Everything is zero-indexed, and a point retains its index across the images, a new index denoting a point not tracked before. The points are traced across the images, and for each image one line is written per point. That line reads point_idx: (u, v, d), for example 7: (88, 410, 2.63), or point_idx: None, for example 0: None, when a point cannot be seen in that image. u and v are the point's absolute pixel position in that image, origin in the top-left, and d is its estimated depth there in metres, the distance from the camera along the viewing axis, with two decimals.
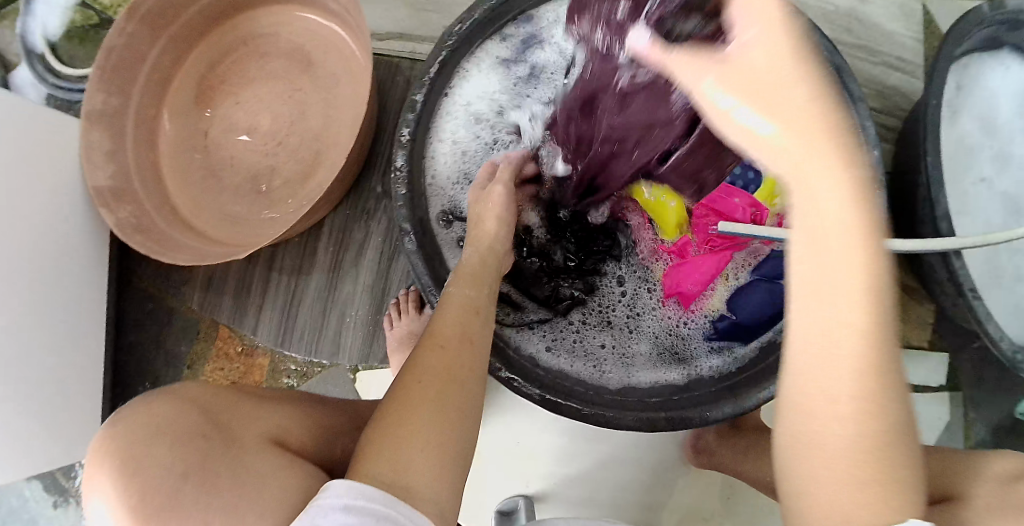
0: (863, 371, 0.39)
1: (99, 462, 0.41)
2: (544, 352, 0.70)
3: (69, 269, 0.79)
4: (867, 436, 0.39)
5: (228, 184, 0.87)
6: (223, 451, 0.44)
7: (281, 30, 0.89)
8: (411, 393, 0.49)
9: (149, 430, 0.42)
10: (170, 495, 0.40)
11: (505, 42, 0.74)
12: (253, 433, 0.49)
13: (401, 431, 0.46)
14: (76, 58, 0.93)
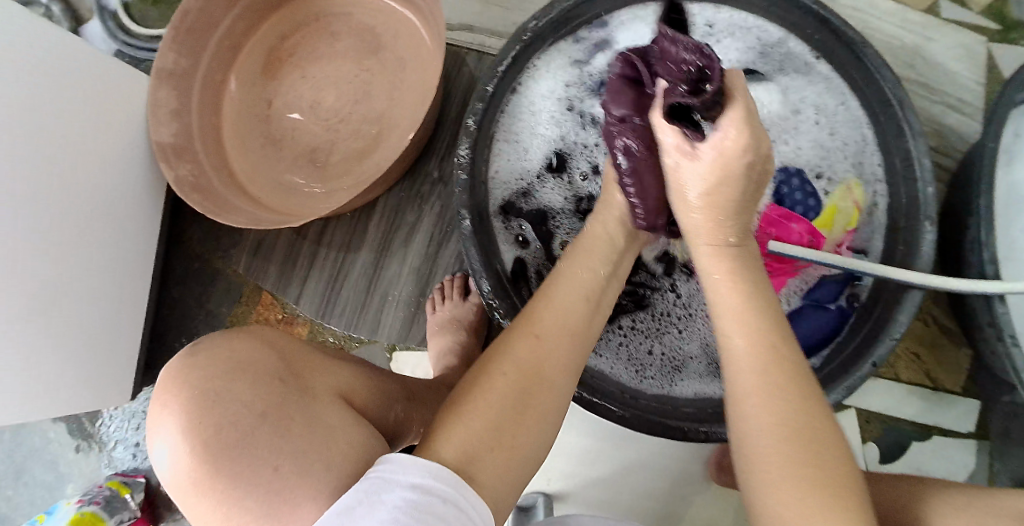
0: (753, 368, 0.48)
1: (177, 392, 0.44)
2: (586, 352, 0.70)
3: (123, 220, 0.81)
4: (781, 427, 0.46)
5: (287, 154, 0.88)
6: (299, 397, 0.46)
7: (353, 10, 0.90)
8: (496, 374, 0.50)
9: (229, 366, 0.46)
10: (245, 431, 0.43)
11: (578, 45, 0.77)
12: (325, 384, 0.51)
13: (484, 407, 0.48)
14: (148, 18, 0.95)
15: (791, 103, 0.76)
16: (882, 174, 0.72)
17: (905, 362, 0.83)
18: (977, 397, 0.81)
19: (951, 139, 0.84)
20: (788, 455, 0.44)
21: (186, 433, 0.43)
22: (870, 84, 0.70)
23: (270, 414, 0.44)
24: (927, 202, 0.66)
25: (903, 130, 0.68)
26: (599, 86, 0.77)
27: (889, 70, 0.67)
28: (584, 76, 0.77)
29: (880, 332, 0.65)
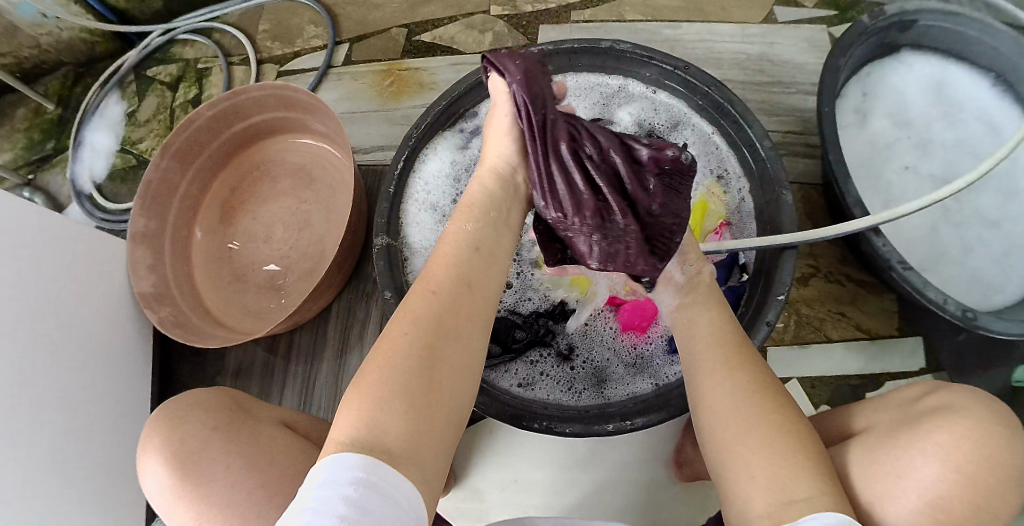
0: (765, 397, 0.53)
1: (150, 438, 0.66)
2: (520, 387, 0.74)
3: (114, 368, 0.91)
4: (787, 436, 0.51)
5: (251, 285, 1.01)
6: (242, 421, 0.68)
7: (286, 154, 1.06)
8: (396, 342, 0.53)
9: (190, 406, 0.68)
10: (204, 443, 0.64)
11: (460, 134, 0.86)
12: (271, 416, 0.72)
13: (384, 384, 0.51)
14: (119, 194, 1.10)
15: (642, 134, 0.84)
16: (740, 171, 0.78)
17: (832, 323, 0.87)
18: (914, 334, 0.86)
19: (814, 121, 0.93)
20: (756, 418, 0.52)
21: (163, 458, 0.64)
22: (701, 98, 0.79)
23: (218, 430, 0.66)
24: (777, 174, 0.74)
25: (740, 123, 0.76)
26: None
27: (711, 81, 0.77)
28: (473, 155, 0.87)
29: (768, 294, 0.72)
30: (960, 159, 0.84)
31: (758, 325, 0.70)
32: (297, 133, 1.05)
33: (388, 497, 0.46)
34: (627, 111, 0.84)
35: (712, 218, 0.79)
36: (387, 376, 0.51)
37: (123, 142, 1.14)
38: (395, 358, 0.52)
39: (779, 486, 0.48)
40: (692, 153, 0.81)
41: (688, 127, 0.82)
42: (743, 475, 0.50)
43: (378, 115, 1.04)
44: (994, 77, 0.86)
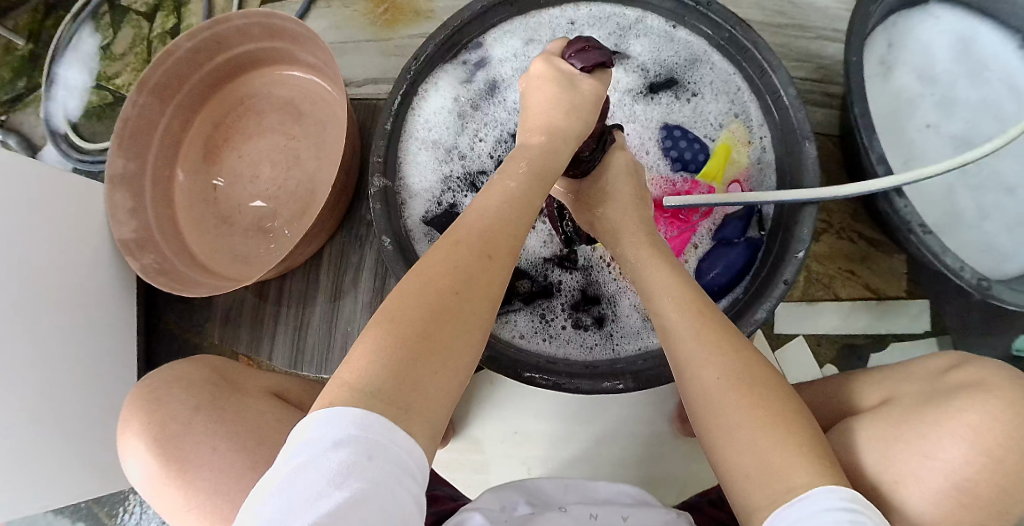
0: (741, 385, 0.48)
1: (128, 423, 0.63)
2: (526, 339, 0.71)
3: (97, 318, 0.87)
4: (780, 433, 0.46)
5: (238, 228, 0.96)
6: (229, 395, 0.65)
7: (273, 88, 0.99)
8: (429, 282, 0.46)
9: (167, 384, 0.64)
10: (185, 421, 0.61)
11: (462, 67, 0.80)
12: (261, 387, 0.69)
13: (401, 321, 0.44)
14: (97, 133, 1.04)
15: (659, 71, 0.79)
16: (762, 119, 0.75)
17: (841, 281, 0.85)
18: (921, 296, 0.84)
19: (833, 68, 0.88)
20: (739, 404, 0.47)
21: (146, 445, 0.61)
22: (724, 37, 0.74)
23: (200, 409, 0.62)
24: (800, 125, 0.69)
25: (764, 67, 0.71)
26: (493, 95, 0.82)
27: (736, 18, 0.71)
28: (478, 89, 0.81)
29: (787, 250, 0.69)
30: (982, 121, 0.80)
31: (776, 283, 0.68)
32: (283, 65, 0.98)
33: (394, 461, 0.40)
34: (643, 47, 0.79)
35: (733, 166, 0.76)
36: (406, 316, 0.45)
37: (98, 77, 1.06)
38: (410, 311, 0.45)
39: (774, 478, 0.44)
40: (714, 96, 0.78)
41: (709, 67, 0.77)
42: (735, 472, 0.46)
43: (369, 47, 0.98)
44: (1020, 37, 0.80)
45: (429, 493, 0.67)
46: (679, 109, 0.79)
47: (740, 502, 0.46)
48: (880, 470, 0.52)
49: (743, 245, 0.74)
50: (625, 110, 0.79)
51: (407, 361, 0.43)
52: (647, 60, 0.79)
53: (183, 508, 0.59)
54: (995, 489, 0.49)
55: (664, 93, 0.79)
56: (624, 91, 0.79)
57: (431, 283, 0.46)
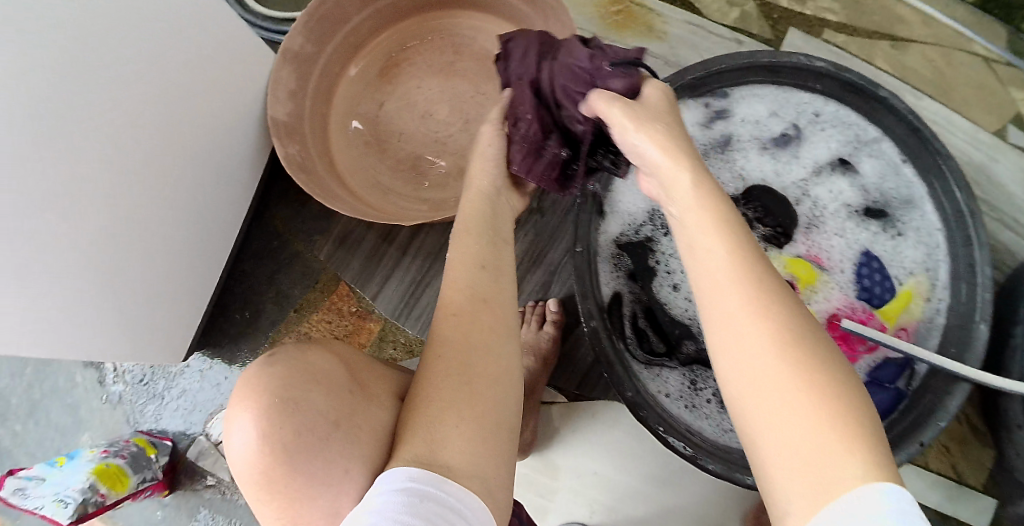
0: (788, 372, 0.43)
1: (244, 407, 0.52)
2: (670, 399, 0.71)
3: (219, 186, 0.81)
4: (843, 447, 0.40)
5: (387, 157, 0.90)
6: (364, 407, 0.55)
7: (478, 37, 0.90)
8: (440, 353, 0.54)
9: (302, 378, 0.53)
10: (318, 432, 0.52)
11: (703, 108, 0.80)
12: (387, 388, 0.60)
13: (439, 388, 0.53)
14: (267, 0, 0.95)
15: (874, 193, 0.80)
16: (948, 282, 0.78)
17: (934, 452, 0.88)
18: (993, 497, 0.87)
19: (1008, 255, 0.89)
20: (774, 398, 0.43)
21: (263, 437, 0.51)
22: (943, 192, 0.76)
23: (338, 424, 0.53)
24: (982, 304, 0.73)
25: (970, 240, 0.74)
26: (725, 148, 0.80)
27: (961, 184, 0.74)
28: (712, 138, 0.80)
29: (933, 415, 0.73)
30: None
31: (912, 442, 0.73)
32: (498, 20, 0.89)
33: (443, 498, 0.47)
34: (867, 166, 0.81)
35: (907, 314, 0.79)
36: (438, 381, 0.53)
37: None
38: (440, 384, 0.53)
39: (822, 484, 0.40)
40: (916, 241, 0.80)
41: (920, 212, 0.79)
42: (776, 451, 0.42)
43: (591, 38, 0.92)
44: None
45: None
46: (883, 240, 0.80)
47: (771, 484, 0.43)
48: None
49: (888, 391, 0.77)
50: (837, 220, 0.80)
51: (444, 414, 0.51)
52: (866, 179, 0.81)
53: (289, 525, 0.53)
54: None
55: (874, 221, 0.80)
56: (840, 200, 0.80)
57: (451, 356, 0.54)
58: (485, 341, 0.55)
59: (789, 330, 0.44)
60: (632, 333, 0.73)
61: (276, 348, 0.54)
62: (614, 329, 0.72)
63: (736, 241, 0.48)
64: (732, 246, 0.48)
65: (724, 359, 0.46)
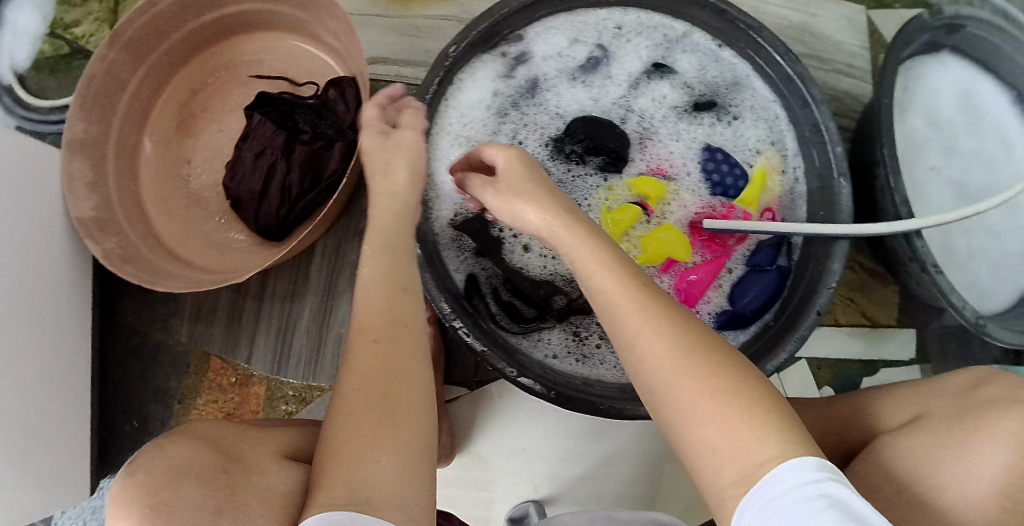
0: (704, 385, 0.45)
1: (120, 513, 0.46)
2: (560, 359, 0.70)
3: (52, 305, 0.76)
4: (768, 435, 0.42)
5: (211, 212, 0.87)
6: (243, 478, 0.52)
7: (264, 56, 0.89)
8: (352, 385, 0.48)
9: (167, 477, 0.48)
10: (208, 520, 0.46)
11: (501, 59, 0.76)
12: (263, 452, 0.58)
13: (351, 422, 0.46)
14: (47, 89, 0.92)
15: (698, 85, 0.79)
16: (797, 149, 0.77)
17: (842, 308, 0.88)
18: (910, 326, 0.88)
19: (847, 100, 0.89)
20: (707, 408, 0.44)
21: None
22: (769, 62, 0.76)
23: (222, 511, 0.47)
24: (837, 159, 0.72)
25: (806, 100, 0.74)
26: (532, 93, 0.77)
27: (783, 47, 0.74)
28: (516, 86, 0.77)
29: (818, 283, 0.71)
30: (978, 168, 0.84)
31: (808, 313, 0.69)
32: (280, 30, 0.88)
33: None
34: (687, 60, 0.79)
35: (767, 192, 0.77)
36: (350, 419, 0.46)
37: (54, 24, 0.94)
38: (353, 413, 0.46)
39: (750, 468, 0.41)
40: (755, 119, 0.79)
41: (746, 90, 0.79)
42: (703, 447, 0.44)
43: (378, 22, 0.88)
44: (1015, 94, 0.84)
45: None
46: (720, 130, 0.78)
47: (707, 476, 0.44)
48: None
49: (775, 272, 0.75)
50: (669, 124, 0.78)
51: (361, 453, 0.45)
52: (686, 75, 0.79)
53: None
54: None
55: (707, 113, 0.79)
56: (668, 104, 0.78)
57: (366, 387, 0.48)
58: (397, 369, 0.49)
59: (681, 341, 0.47)
60: (500, 309, 0.71)
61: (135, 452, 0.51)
62: (477, 311, 0.69)
63: (609, 264, 0.52)
64: (599, 262, 0.52)
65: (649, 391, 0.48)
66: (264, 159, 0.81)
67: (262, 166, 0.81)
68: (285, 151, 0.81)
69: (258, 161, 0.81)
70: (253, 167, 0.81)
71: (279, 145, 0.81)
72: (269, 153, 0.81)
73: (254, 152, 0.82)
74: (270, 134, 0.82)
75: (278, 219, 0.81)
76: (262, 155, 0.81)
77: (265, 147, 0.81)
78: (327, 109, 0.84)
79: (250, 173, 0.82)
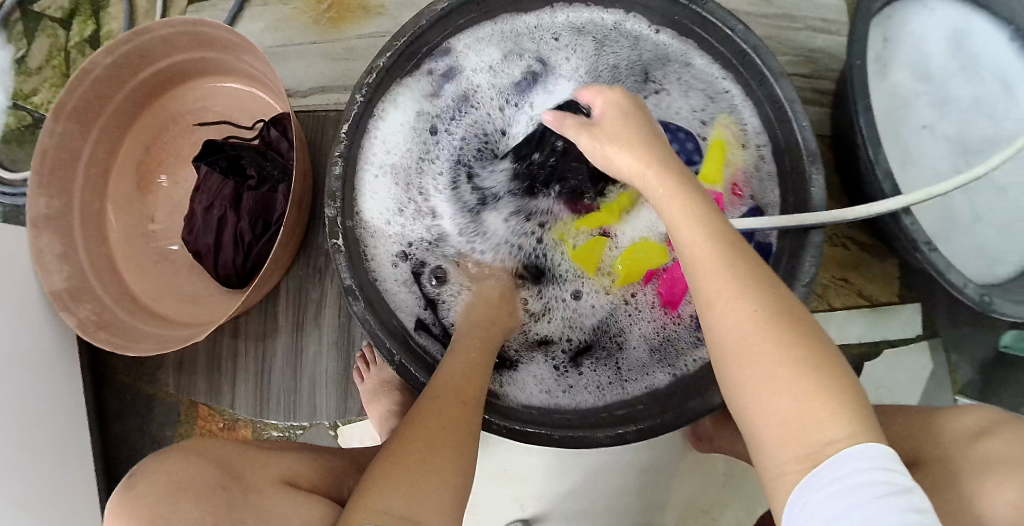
0: (787, 362, 0.46)
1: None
2: (532, 390, 0.69)
3: (40, 378, 0.80)
4: (833, 416, 0.45)
5: (182, 265, 0.89)
6: (245, 500, 0.50)
7: (209, 102, 0.91)
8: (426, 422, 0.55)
9: (168, 493, 0.47)
10: None
11: (427, 77, 0.74)
12: (265, 474, 0.55)
13: (427, 450, 0.53)
14: (17, 160, 0.97)
15: (634, 76, 0.76)
16: (758, 125, 0.70)
17: (835, 290, 0.82)
18: (914, 298, 0.81)
19: (824, 60, 0.81)
20: (782, 389, 0.46)
21: None
22: (719, 37, 0.68)
23: None
24: (806, 139, 0.64)
25: (765, 75, 0.65)
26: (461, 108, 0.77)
27: (734, 18, 0.65)
28: (441, 106, 0.76)
29: (792, 279, 0.64)
30: (976, 119, 0.73)
31: None
32: (215, 75, 0.90)
33: None
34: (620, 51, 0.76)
35: (728, 165, 0.72)
36: (415, 448, 0.53)
37: (14, 95, 0.98)
38: (427, 435, 0.54)
39: (811, 449, 0.44)
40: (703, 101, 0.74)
41: (687, 67, 0.74)
42: (767, 420, 0.46)
43: (315, 50, 0.92)
44: (1013, 30, 0.72)
45: None
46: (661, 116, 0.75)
47: (767, 450, 0.47)
48: None
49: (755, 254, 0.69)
50: None
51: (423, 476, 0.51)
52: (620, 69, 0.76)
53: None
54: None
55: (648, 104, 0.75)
56: None
57: (440, 425, 0.55)
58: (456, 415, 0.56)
59: (765, 313, 0.48)
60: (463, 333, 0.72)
61: (134, 467, 0.50)
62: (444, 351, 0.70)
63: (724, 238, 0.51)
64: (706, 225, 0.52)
65: (725, 359, 0.49)
66: (214, 209, 0.82)
67: (214, 218, 0.82)
68: (235, 199, 0.81)
69: (210, 213, 0.82)
70: (207, 220, 0.82)
71: (228, 193, 0.82)
72: (220, 204, 0.82)
73: (206, 204, 0.82)
74: (218, 184, 0.82)
75: (237, 269, 0.82)
76: (212, 205, 0.82)
77: (214, 197, 0.82)
78: (270, 150, 0.83)
79: (204, 226, 0.82)
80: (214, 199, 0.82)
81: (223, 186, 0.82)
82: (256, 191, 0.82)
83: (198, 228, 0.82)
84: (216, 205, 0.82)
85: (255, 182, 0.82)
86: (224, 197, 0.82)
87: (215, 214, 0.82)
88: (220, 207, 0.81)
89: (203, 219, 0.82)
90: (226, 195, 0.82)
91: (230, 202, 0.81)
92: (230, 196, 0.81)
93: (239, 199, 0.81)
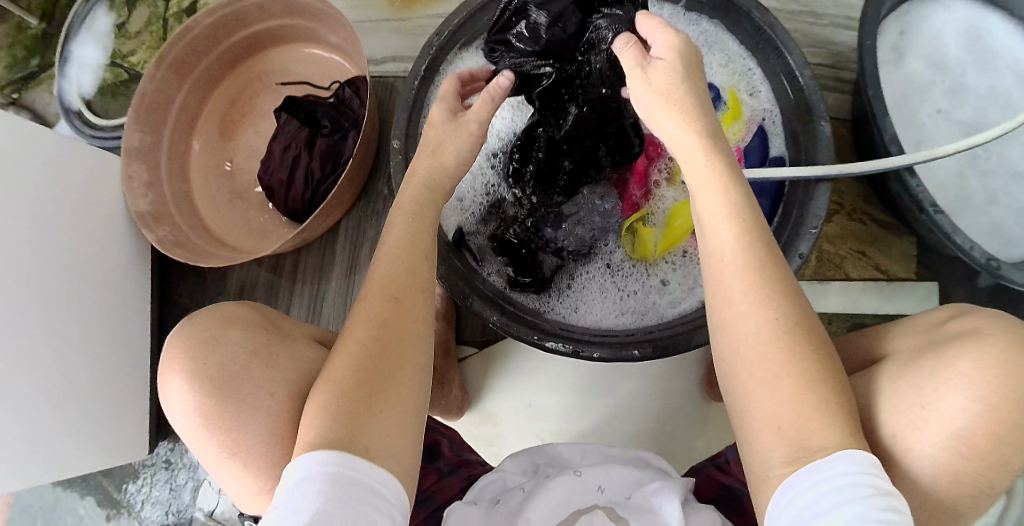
0: (778, 358, 0.47)
1: (174, 357, 0.56)
2: (558, 314, 0.78)
3: (114, 291, 0.88)
4: (818, 408, 0.46)
5: (253, 204, 0.98)
6: (278, 338, 0.60)
7: (291, 66, 1.02)
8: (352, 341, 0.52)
9: (219, 323, 0.58)
10: (245, 368, 0.55)
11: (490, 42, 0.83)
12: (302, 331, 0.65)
13: (362, 377, 0.50)
14: (110, 110, 1.08)
15: None
16: (771, 98, 0.79)
17: (852, 261, 0.89)
18: (932, 278, 0.87)
19: (846, 55, 0.90)
20: (774, 386, 0.47)
21: (193, 387, 0.55)
22: (741, 19, 0.78)
23: (258, 353, 0.57)
24: (814, 97, 0.72)
25: (778, 48, 0.75)
26: None
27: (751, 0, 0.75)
28: None
29: (801, 227, 0.71)
30: (992, 104, 0.81)
31: (791, 258, 0.70)
32: (300, 43, 1.01)
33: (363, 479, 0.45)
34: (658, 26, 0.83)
35: (739, 117, 0.80)
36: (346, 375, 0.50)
37: (113, 55, 1.11)
38: (362, 362, 0.51)
39: (799, 438, 0.45)
40: (725, 67, 0.82)
41: (711, 46, 0.82)
42: (767, 421, 0.47)
43: (389, 25, 1.03)
44: None
45: (456, 458, 0.72)
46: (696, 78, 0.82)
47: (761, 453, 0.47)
48: (879, 422, 0.50)
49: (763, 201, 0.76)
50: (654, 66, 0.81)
51: (358, 408, 0.48)
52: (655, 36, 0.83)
53: (228, 454, 0.55)
54: (992, 436, 0.46)
55: None
56: None
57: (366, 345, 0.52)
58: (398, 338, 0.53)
59: (778, 319, 0.49)
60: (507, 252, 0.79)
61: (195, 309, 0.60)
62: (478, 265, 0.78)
63: (738, 205, 0.53)
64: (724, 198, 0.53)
65: (728, 359, 0.50)
66: (289, 150, 0.90)
67: (290, 158, 0.90)
68: (310, 143, 0.90)
69: (287, 152, 0.90)
70: (281, 158, 0.90)
71: (303, 137, 0.90)
72: (296, 145, 0.90)
73: (285, 142, 0.90)
74: (296, 127, 0.90)
75: (305, 203, 0.91)
76: (287, 145, 0.90)
77: (289, 137, 0.90)
78: (343, 106, 0.92)
79: (279, 164, 0.90)
80: (290, 141, 0.90)
81: (300, 130, 0.90)
82: (331, 143, 0.90)
83: (273, 166, 0.91)
84: (293, 146, 0.90)
85: (329, 127, 0.91)
86: (301, 139, 0.90)
87: (289, 154, 0.90)
88: (295, 149, 0.90)
89: (279, 157, 0.91)
90: (300, 139, 0.90)
91: (304, 145, 0.90)
92: (305, 139, 0.90)
93: (315, 143, 0.90)
